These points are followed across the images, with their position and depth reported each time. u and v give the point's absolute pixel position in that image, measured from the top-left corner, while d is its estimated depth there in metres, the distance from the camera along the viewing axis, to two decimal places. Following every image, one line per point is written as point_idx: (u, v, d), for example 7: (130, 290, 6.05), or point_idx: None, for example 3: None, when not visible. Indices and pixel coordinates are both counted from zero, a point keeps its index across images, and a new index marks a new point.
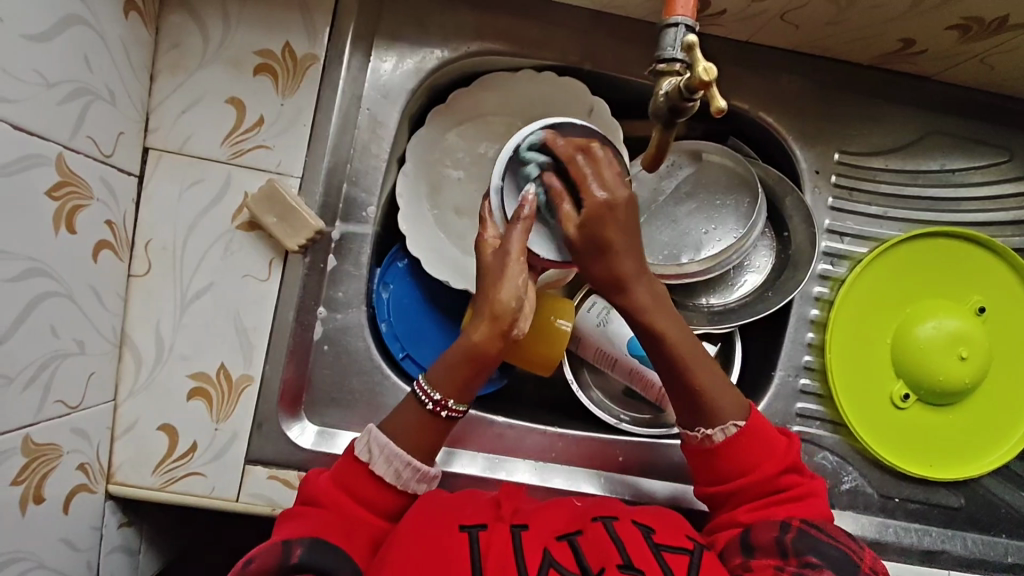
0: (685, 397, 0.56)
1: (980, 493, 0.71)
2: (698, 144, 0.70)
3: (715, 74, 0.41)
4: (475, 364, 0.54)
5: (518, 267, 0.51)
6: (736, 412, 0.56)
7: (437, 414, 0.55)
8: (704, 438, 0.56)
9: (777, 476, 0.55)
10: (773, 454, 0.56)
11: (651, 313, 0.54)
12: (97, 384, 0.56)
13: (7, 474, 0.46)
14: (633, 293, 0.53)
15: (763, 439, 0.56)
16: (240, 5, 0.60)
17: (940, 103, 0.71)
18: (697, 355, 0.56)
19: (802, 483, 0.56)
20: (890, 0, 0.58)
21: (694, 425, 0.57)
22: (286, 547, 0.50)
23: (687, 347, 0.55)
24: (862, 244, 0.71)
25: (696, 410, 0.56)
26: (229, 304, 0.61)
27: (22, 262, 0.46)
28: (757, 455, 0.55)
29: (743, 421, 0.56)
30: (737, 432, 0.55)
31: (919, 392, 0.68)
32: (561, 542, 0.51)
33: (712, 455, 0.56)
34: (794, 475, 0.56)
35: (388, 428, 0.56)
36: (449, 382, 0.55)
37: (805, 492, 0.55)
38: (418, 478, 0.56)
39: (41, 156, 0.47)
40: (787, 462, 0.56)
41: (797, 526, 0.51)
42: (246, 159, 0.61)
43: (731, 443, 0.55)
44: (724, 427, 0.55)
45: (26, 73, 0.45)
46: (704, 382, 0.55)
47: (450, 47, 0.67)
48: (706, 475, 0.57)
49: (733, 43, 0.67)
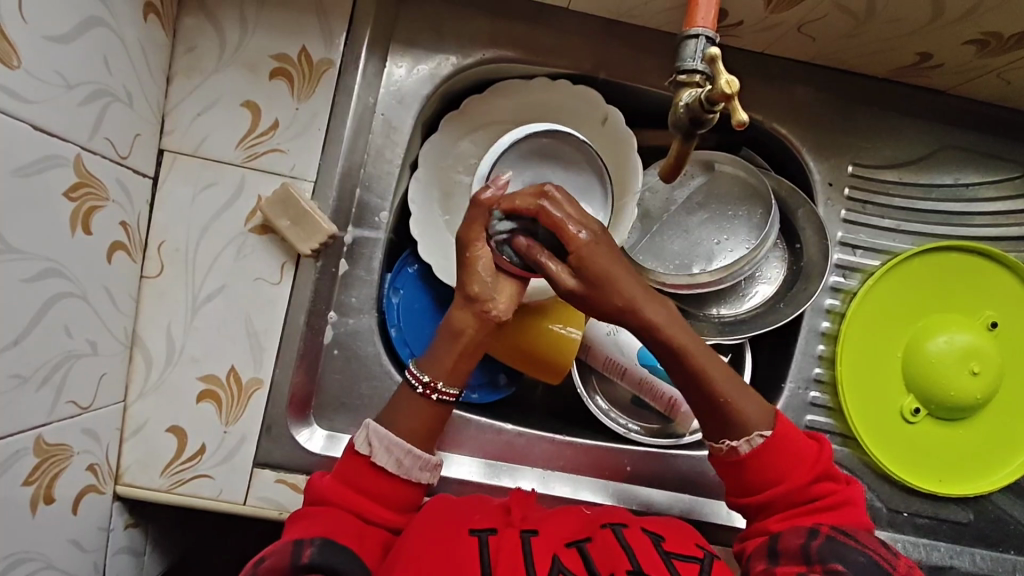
0: (710, 409, 0.56)
1: (990, 509, 0.70)
2: (709, 154, 0.69)
3: (738, 86, 0.41)
4: (461, 344, 0.57)
5: (484, 263, 0.55)
6: (763, 422, 0.55)
7: (426, 397, 0.57)
8: (732, 451, 0.55)
9: (810, 484, 0.54)
10: (805, 463, 0.55)
11: (666, 325, 0.54)
12: (108, 385, 0.56)
13: (18, 474, 0.46)
14: (642, 313, 0.54)
15: (795, 448, 0.55)
16: (257, 9, 0.61)
17: (953, 117, 0.71)
18: (718, 368, 0.56)
19: (837, 491, 0.55)
20: (908, 14, 0.58)
21: (720, 436, 0.56)
22: (298, 547, 0.49)
23: (708, 364, 0.55)
24: (873, 257, 0.71)
25: (719, 422, 0.56)
26: (240, 307, 0.61)
27: (40, 263, 0.46)
28: (789, 463, 0.55)
29: (768, 431, 0.55)
30: (762, 444, 0.54)
31: (929, 407, 0.68)
32: (571, 548, 0.51)
33: (737, 467, 0.56)
34: (828, 483, 0.55)
35: (389, 420, 0.56)
36: (440, 362, 0.57)
37: (840, 501, 0.54)
38: (420, 466, 0.56)
39: (60, 156, 0.47)
40: (820, 470, 0.55)
41: (826, 533, 0.51)
42: (260, 162, 0.61)
43: (758, 455, 0.55)
44: (748, 438, 0.55)
45: (48, 74, 0.45)
46: (727, 394, 0.55)
47: (465, 53, 0.67)
48: (736, 485, 0.56)
49: (748, 54, 0.67)
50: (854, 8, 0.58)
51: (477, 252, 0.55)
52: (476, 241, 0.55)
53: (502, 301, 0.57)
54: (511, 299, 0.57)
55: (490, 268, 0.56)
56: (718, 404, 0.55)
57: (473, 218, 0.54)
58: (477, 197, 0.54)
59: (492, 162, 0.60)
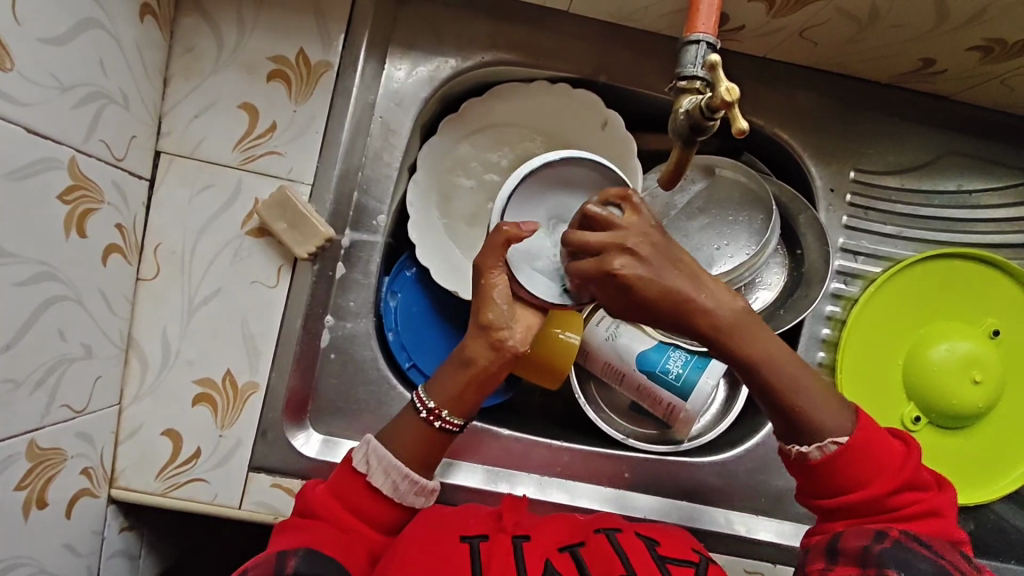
0: (784, 416, 0.52)
1: (990, 518, 0.70)
2: (710, 159, 0.69)
3: (738, 94, 0.41)
4: (471, 374, 0.55)
5: (502, 294, 0.53)
6: (837, 427, 0.52)
7: (429, 423, 0.56)
8: (801, 455, 0.53)
9: (887, 493, 0.52)
10: (887, 469, 0.52)
11: (738, 332, 0.49)
12: (103, 388, 0.56)
13: (10, 479, 0.45)
14: (707, 317, 0.48)
15: (879, 453, 0.52)
16: (255, 10, 0.60)
17: (956, 124, 0.70)
18: (792, 369, 0.52)
19: (921, 500, 0.52)
20: (911, 20, 0.57)
21: (791, 440, 0.53)
22: (281, 557, 0.49)
23: (777, 370, 0.51)
24: (874, 264, 0.70)
25: (793, 429, 0.52)
26: (237, 310, 0.60)
27: (33, 266, 0.45)
28: (869, 471, 0.52)
29: (845, 437, 0.52)
30: (837, 449, 0.52)
31: (930, 416, 0.67)
32: (564, 553, 0.50)
33: (810, 471, 0.53)
34: (911, 492, 0.52)
35: (388, 439, 0.56)
36: (445, 389, 0.56)
37: (919, 511, 0.52)
38: (415, 491, 0.55)
39: (55, 159, 0.46)
40: (901, 480, 0.52)
41: (894, 536, 0.49)
42: (257, 165, 0.60)
43: (834, 461, 0.52)
44: (821, 444, 0.52)
45: (42, 77, 0.45)
46: (804, 401, 0.52)
47: (464, 56, 0.66)
48: (809, 486, 0.54)
49: (750, 58, 0.67)
50: (857, 13, 0.57)
51: (493, 280, 0.53)
52: (491, 269, 0.52)
53: (518, 330, 0.54)
54: (528, 330, 0.54)
55: (506, 296, 0.53)
56: (790, 411, 0.52)
57: (491, 245, 0.51)
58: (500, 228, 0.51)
59: (507, 195, 0.53)
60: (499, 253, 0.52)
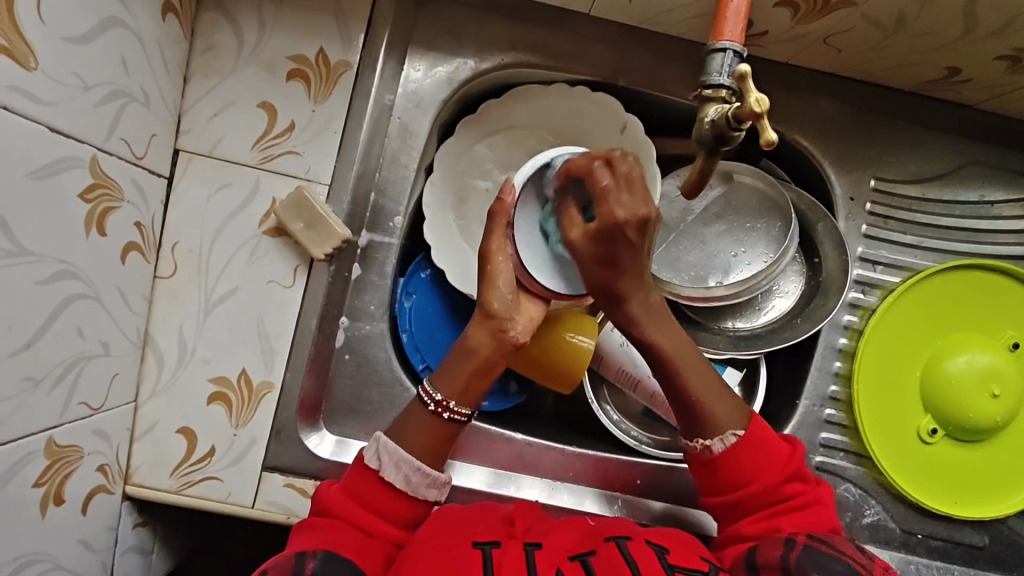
0: (684, 408, 0.57)
1: (1005, 533, 0.69)
2: (729, 165, 0.68)
3: (767, 105, 0.40)
4: (476, 364, 0.55)
5: (507, 276, 0.54)
6: (734, 422, 0.56)
7: (437, 414, 0.56)
8: (704, 449, 0.56)
9: (779, 485, 0.55)
10: (774, 465, 0.55)
11: (646, 321, 0.55)
12: (120, 385, 0.56)
13: (29, 477, 0.46)
14: (629, 305, 0.54)
15: (765, 445, 0.55)
16: (275, 9, 0.60)
17: (978, 133, 0.69)
18: (694, 364, 0.57)
19: (806, 491, 0.55)
20: (938, 29, 0.57)
21: (694, 435, 0.57)
22: (300, 560, 0.49)
23: (686, 363, 0.56)
24: (894, 273, 0.69)
25: (693, 420, 0.56)
26: (253, 310, 0.60)
27: (53, 265, 0.45)
28: (757, 466, 0.55)
29: (741, 431, 0.55)
30: (735, 442, 0.55)
31: (947, 428, 0.67)
32: (574, 562, 0.50)
33: (711, 467, 0.56)
34: (797, 484, 0.55)
35: (398, 436, 0.56)
36: (451, 381, 0.56)
37: (809, 501, 0.54)
38: (428, 483, 0.55)
39: (77, 158, 0.47)
40: (789, 471, 0.55)
41: (803, 542, 0.50)
42: (275, 164, 0.60)
43: (731, 453, 0.55)
44: (722, 437, 0.55)
45: (67, 76, 0.45)
46: (701, 393, 0.56)
47: (483, 58, 0.66)
48: (708, 485, 0.57)
49: (773, 65, 0.66)
50: (883, 20, 0.56)
51: (498, 265, 0.55)
52: (495, 253, 0.54)
53: (520, 323, 0.56)
54: (530, 321, 0.56)
55: (510, 284, 0.55)
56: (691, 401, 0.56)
57: (492, 228, 0.55)
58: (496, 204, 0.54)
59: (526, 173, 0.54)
60: (503, 232, 0.54)
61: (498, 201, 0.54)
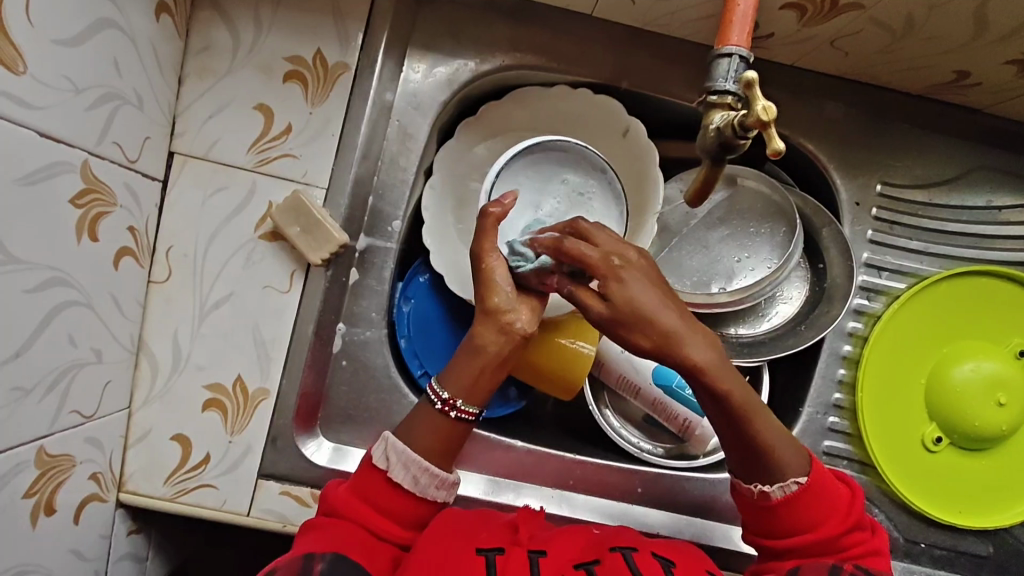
0: (745, 455, 0.53)
1: (1010, 543, 0.68)
2: (732, 169, 0.67)
3: (774, 113, 0.39)
4: (483, 361, 0.54)
5: (504, 274, 0.53)
6: (797, 467, 0.53)
7: (443, 413, 0.54)
8: (763, 495, 0.53)
9: (839, 535, 0.52)
10: (836, 512, 0.53)
11: (713, 369, 0.48)
12: (113, 392, 0.55)
13: (19, 487, 0.45)
14: (693, 356, 0.47)
15: (827, 493, 0.53)
16: (272, 9, 0.59)
17: (987, 138, 0.68)
18: (757, 410, 0.52)
19: (865, 541, 0.53)
20: (948, 32, 0.55)
21: (752, 479, 0.53)
22: (307, 562, 0.48)
23: (759, 419, 0.51)
24: (899, 280, 0.69)
25: (754, 468, 0.53)
26: (249, 316, 0.60)
27: (44, 272, 0.45)
28: (818, 512, 0.53)
29: (803, 478, 0.53)
30: (797, 490, 0.52)
31: (952, 436, 0.66)
32: (579, 570, 0.49)
33: (766, 511, 0.54)
34: (857, 533, 0.53)
35: (406, 436, 0.55)
36: (461, 379, 0.54)
37: (868, 551, 0.53)
38: (436, 484, 0.54)
39: (67, 163, 0.46)
40: (851, 522, 0.53)
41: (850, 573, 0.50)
42: (272, 168, 0.59)
43: (791, 501, 0.52)
44: (783, 484, 0.52)
45: (57, 79, 0.44)
46: (767, 440, 0.52)
47: (483, 59, 0.65)
48: (760, 526, 0.54)
49: (779, 67, 0.65)
50: (892, 23, 0.55)
51: (492, 264, 0.54)
52: (489, 251, 0.53)
53: (524, 313, 0.54)
54: (533, 311, 0.55)
55: (508, 279, 0.54)
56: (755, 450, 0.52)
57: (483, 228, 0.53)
58: (486, 209, 0.53)
59: (493, 177, 0.58)
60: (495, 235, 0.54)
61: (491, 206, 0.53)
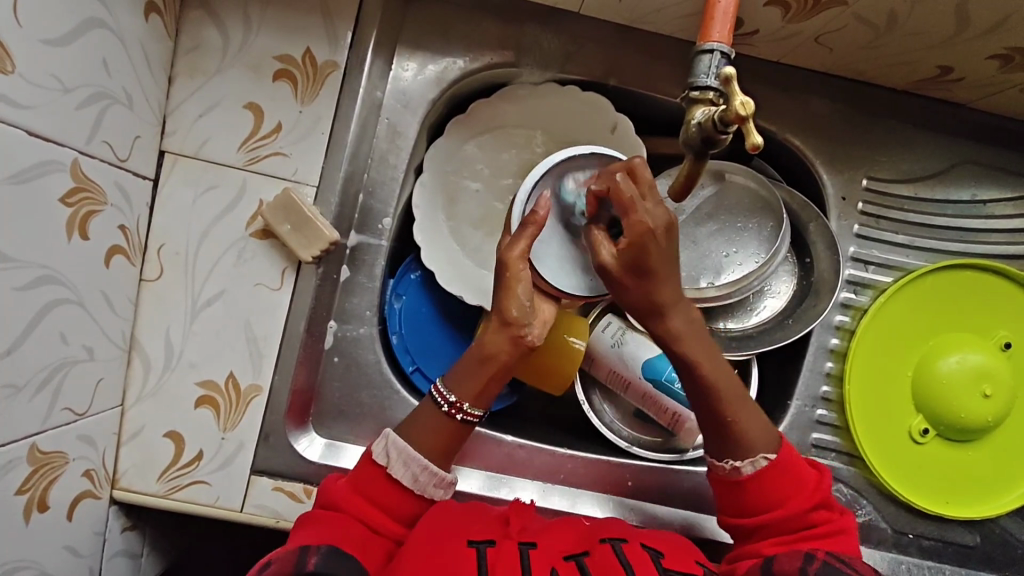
0: (716, 425, 0.55)
1: (997, 532, 0.69)
2: (719, 164, 0.68)
3: (753, 108, 0.40)
4: (493, 369, 0.55)
5: (526, 286, 0.53)
6: (767, 445, 0.54)
7: (450, 418, 0.55)
8: (734, 470, 0.54)
9: (807, 511, 0.53)
10: (805, 490, 0.54)
11: (685, 337, 0.53)
12: (105, 390, 0.55)
13: (13, 483, 0.45)
14: (669, 321, 0.52)
15: (794, 473, 0.54)
16: (261, 9, 0.59)
17: (970, 132, 0.69)
18: (729, 383, 0.55)
19: (831, 520, 0.54)
20: (931, 27, 0.56)
21: (723, 455, 0.55)
22: (301, 556, 0.48)
23: (726, 387, 0.55)
24: (886, 273, 0.69)
25: (725, 442, 0.55)
26: (240, 313, 0.60)
27: (34, 270, 0.45)
28: (786, 493, 0.53)
29: (774, 454, 0.54)
30: (766, 466, 0.54)
31: (938, 428, 0.67)
32: (569, 562, 0.50)
33: (736, 488, 0.55)
34: (824, 511, 0.54)
35: (406, 432, 0.56)
36: (466, 385, 0.55)
37: (836, 529, 0.53)
38: (434, 483, 0.55)
39: (57, 162, 0.46)
40: (818, 498, 0.53)
41: (822, 558, 0.49)
42: (261, 166, 0.60)
43: (760, 478, 0.54)
44: (754, 460, 0.54)
45: (46, 79, 0.44)
46: (735, 411, 0.54)
47: (471, 56, 0.65)
48: (732, 503, 0.55)
49: (765, 63, 0.66)
50: (874, 19, 0.56)
51: (518, 273, 0.53)
52: (518, 262, 0.52)
53: (536, 326, 0.55)
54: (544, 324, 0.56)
55: (529, 291, 0.53)
56: (726, 419, 0.54)
57: (517, 237, 0.53)
58: (529, 216, 0.53)
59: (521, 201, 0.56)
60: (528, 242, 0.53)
61: (532, 213, 0.53)
